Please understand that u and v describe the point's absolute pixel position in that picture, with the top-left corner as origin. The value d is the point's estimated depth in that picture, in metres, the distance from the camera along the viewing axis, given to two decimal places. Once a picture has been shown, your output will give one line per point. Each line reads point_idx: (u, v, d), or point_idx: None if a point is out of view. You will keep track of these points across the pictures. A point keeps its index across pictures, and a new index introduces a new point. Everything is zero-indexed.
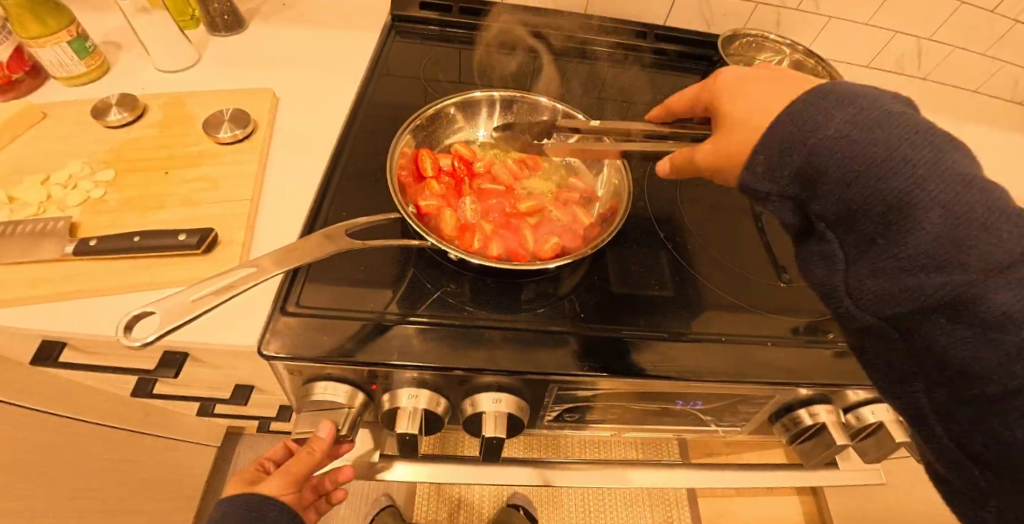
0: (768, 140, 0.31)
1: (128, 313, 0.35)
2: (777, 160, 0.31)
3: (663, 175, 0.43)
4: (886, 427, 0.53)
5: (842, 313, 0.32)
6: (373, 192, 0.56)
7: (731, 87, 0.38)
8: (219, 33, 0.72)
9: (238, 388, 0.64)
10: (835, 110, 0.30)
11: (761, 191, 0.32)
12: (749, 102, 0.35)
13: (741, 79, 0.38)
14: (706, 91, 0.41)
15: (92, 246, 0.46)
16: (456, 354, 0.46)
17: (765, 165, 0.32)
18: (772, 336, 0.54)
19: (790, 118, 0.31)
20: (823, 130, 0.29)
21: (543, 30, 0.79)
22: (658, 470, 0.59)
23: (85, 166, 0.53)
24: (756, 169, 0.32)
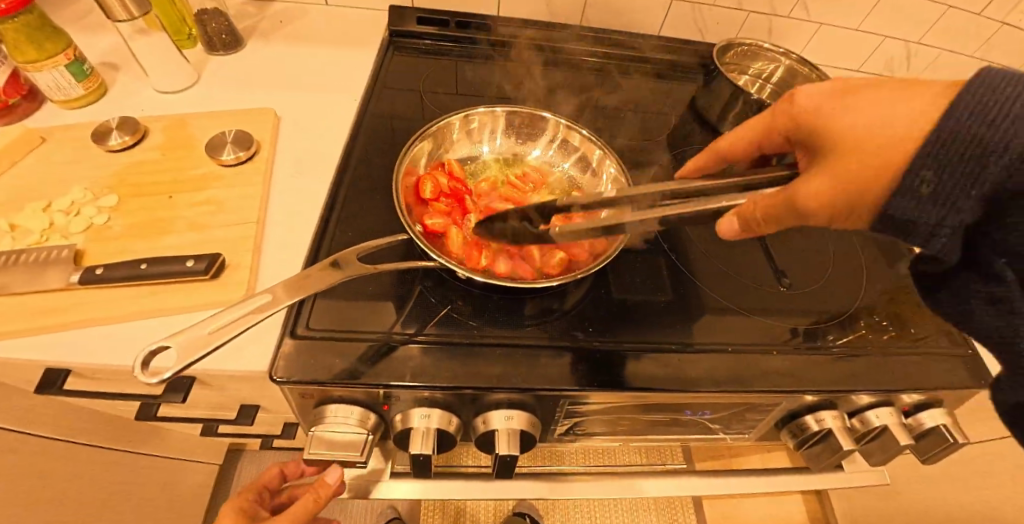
0: (937, 163, 0.30)
1: (145, 349, 0.36)
2: (950, 173, 0.30)
3: (726, 234, 0.40)
4: (890, 430, 0.53)
5: (1000, 343, 0.34)
6: (379, 211, 0.57)
7: (810, 113, 0.39)
8: (217, 52, 0.71)
9: (244, 408, 0.63)
10: (1015, 106, 0.29)
11: (921, 216, 0.32)
12: (863, 118, 0.35)
13: (820, 100, 0.39)
14: (783, 117, 0.42)
15: (100, 275, 0.46)
16: (466, 374, 0.46)
17: (935, 177, 0.31)
18: (778, 344, 0.54)
19: (968, 117, 0.30)
20: (1022, 136, 0.28)
21: (540, 43, 0.80)
22: (671, 480, 0.59)
23: (87, 192, 0.53)
24: (919, 185, 0.31)
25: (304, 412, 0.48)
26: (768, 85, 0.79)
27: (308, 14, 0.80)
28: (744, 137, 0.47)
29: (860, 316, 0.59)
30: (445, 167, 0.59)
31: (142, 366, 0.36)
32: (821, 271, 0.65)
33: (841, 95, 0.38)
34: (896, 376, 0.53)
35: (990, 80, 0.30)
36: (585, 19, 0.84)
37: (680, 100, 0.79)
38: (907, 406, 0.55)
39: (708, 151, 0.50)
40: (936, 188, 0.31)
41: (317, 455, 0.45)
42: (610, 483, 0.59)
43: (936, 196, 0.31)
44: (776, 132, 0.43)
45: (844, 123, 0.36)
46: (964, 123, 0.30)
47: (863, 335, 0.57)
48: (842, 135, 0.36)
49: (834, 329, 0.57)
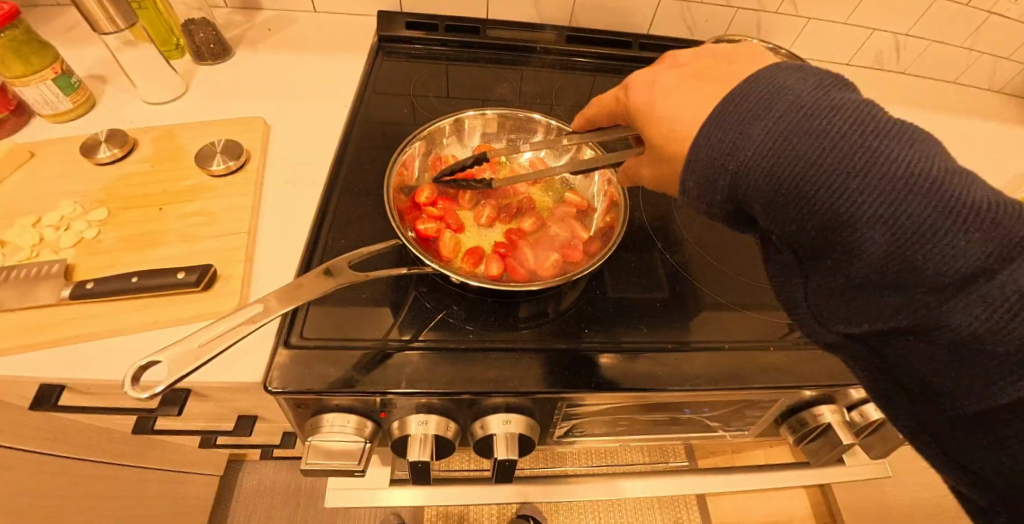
0: (692, 169, 0.34)
1: (134, 365, 0.35)
2: (707, 174, 0.33)
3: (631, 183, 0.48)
4: (889, 423, 0.53)
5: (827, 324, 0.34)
6: (372, 217, 0.56)
7: (650, 93, 0.39)
8: (206, 62, 0.71)
9: (242, 419, 0.63)
10: (766, 111, 0.31)
11: (695, 206, 0.35)
12: (668, 117, 0.37)
13: (694, 68, 0.39)
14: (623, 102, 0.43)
15: (90, 289, 0.45)
16: (462, 379, 0.46)
17: (697, 181, 0.34)
18: (776, 341, 0.54)
19: (722, 120, 0.33)
20: (748, 138, 0.31)
21: (528, 44, 0.80)
22: (644, 480, 0.59)
23: (77, 207, 0.52)
24: (690, 183, 0.35)
25: (301, 423, 0.48)
26: None
27: (297, 22, 0.80)
28: (616, 92, 0.45)
29: None
30: (443, 165, 0.59)
31: (132, 382, 0.35)
32: None
33: (711, 70, 0.38)
34: None
35: (788, 79, 0.32)
36: (574, 20, 0.84)
37: None
38: None
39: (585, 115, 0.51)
40: (716, 190, 0.34)
41: (315, 465, 0.45)
42: (596, 485, 0.58)
43: (699, 189, 0.34)
44: (620, 100, 0.44)
45: (661, 111, 0.38)
46: (712, 126, 0.33)
47: None
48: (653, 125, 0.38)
49: None
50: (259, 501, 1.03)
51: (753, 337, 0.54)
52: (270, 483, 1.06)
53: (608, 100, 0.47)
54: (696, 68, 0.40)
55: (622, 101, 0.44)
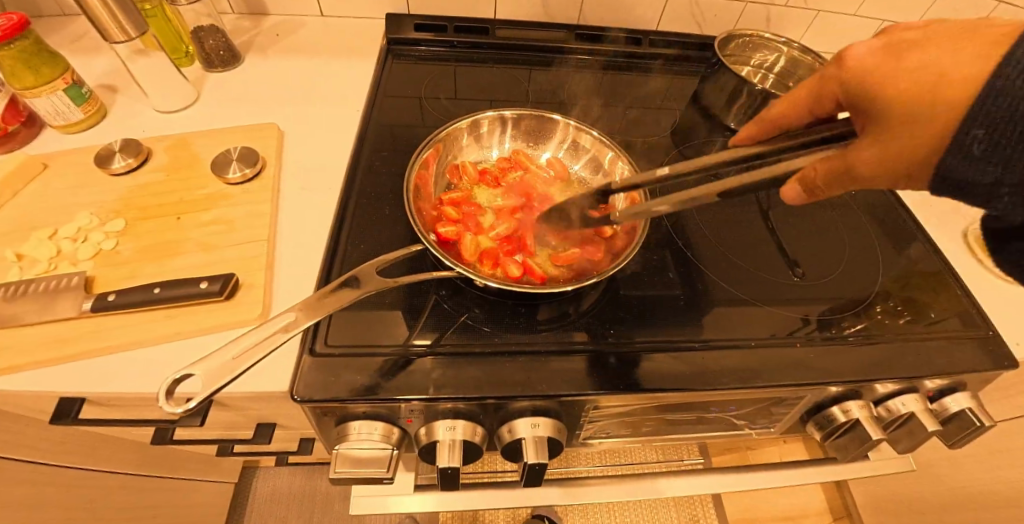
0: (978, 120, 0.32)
1: (167, 379, 0.36)
2: (1003, 127, 0.32)
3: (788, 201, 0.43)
4: (917, 417, 0.53)
5: None
6: (389, 221, 0.56)
7: (860, 70, 0.40)
8: (216, 68, 0.70)
9: (262, 427, 0.62)
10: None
11: (979, 173, 0.33)
12: (916, 72, 0.36)
13: (873, 57, 0.39)
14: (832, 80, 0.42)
15: (112, 301, 0.45)
16: (488, 383, 0.46)
17: (986, 134, 0.32)
18: (800, 337, 0.54)
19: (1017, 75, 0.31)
20: None
21: (537, 43, 0.79)
22: (682, 479, 0.59)
23: (94, 218, 0.52)
24: (973, 143, 0.33)
25: (326, 431, 0.48)
26: (770, 75, 0.78)
27: (304, 26, 0.79)
28: (801, 101, 0.46)
29: (876, 301, 0.59)
30: (461, 172, 0.58)
31: (166, 396, 0.35)
32: (835, 260, 0.64)
33: (895, 53, 0.38)
34: (920, 362, 0.52)
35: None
36: (582, 18, 0.84)
37: (681, 93, 0.79)
38: (931, 391, 0.55)
39: (760, 120, 0.50)
40: (987, 148, 0.32)
41: (342, 473, 0.45)
42: (632, 484, 0.58)
43: (989, 156, 0.33)
44: (828, 97, 0.44)
45: (911, 74, 0.36)
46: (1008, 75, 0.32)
47: (881, 321, 0.57)
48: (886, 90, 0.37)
49: (849, 316, 0.57)
50: (275, 507, 1.03)
51: (777, 334, 0.54)
52: (285, 489, 1.06)
53: (795, 112, 0.47)
54: (845, 65, 0.41)
55: (832, 102, 0.44)
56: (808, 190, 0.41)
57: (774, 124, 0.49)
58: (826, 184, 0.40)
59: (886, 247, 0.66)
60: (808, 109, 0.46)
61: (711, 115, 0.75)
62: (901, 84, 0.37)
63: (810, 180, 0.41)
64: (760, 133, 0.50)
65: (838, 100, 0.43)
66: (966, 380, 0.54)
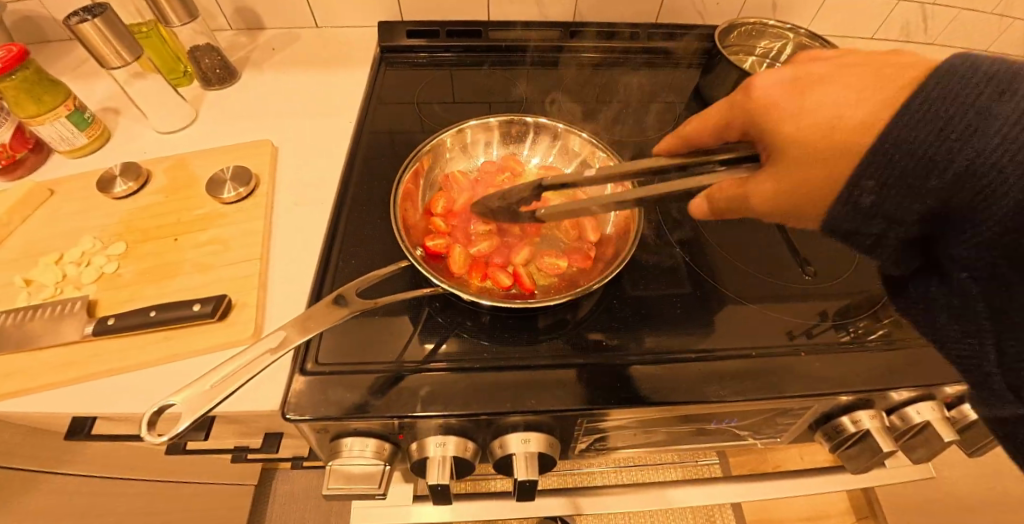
0: (872, 166, 0.30)
1: (151, 409, 0.36)
2: (894, 179, 0.30)
3: (697, 215, 0.42)
4: (932, 426, 0.50)
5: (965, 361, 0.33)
6: (381, 235, 0.56)
7: (766, 105, 0.37)
8: (213, 86, 0.71)
9: (268, 437, 0.63)
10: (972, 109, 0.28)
11: (863, 224, 0.32)
12: (810, 115, 0.34)
13: (780, 92, 0.37)
14: (739, 110, 0.39)
15: (111, 325, 0.46)
16: (479, 399, 0.45)
17: (874, 187, 0.31)
18: (811, 342, 0.52)
19: (907, 123, 0.29)
20: (964, 145, 0.28)
21: (532, 43, 0.78)
22: (699, 488, 0.58)
23: (96, 242, 0.54)
24: (862, 194, 0.31)
25: (321, 446, 0.48)
26: (777, 64, 0.74)
27: (300, 39, 0.80)
28: (709, 121, 0.42)
29: (890, 300, 0.56)
30: (452, 182, 0.57)
31: (149, 426, 0.35)
32: (847, 258, 0.61)
33: (800, 90, 0.36)
34: (936, 369, 0.50)
35: (957, 73, 0.29)
36: (579, 15, 0.82)
37: (682, 88, 0.76)
38: (948, 398, 0.52)
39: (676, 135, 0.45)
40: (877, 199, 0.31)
41: (335, 490, 0.45)
42: (656, 493, 0.57)
43: (879, 207, 0.31)
44: (735, 125, 0.40)
45: (803, 119, 0.34)
46: (904, 122, 0.29)
47: (894, 322, 0.54)
48: (783, 127, 0.35)
49: (860, 317, 0.54)
50: (294, 508, 1.06)
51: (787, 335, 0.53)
52: (304, 490, 1.08)
53: (704, 133, 0.43)
54: (752, 97, 0.38)
55: (739, 133, 0.41)
56: (713, 207, 0.40)
57: (690, 143, 0.44)
58: (731, 204, 0.39)
59: None
60: (717, 135, 0.42)
61: (713, 110, 0.72)
62: (793, 125, 0.35)
63: (727, 197, 0.39)
64: (675, 149, 0.45)
65: (744, 131, 0.40)
66: None
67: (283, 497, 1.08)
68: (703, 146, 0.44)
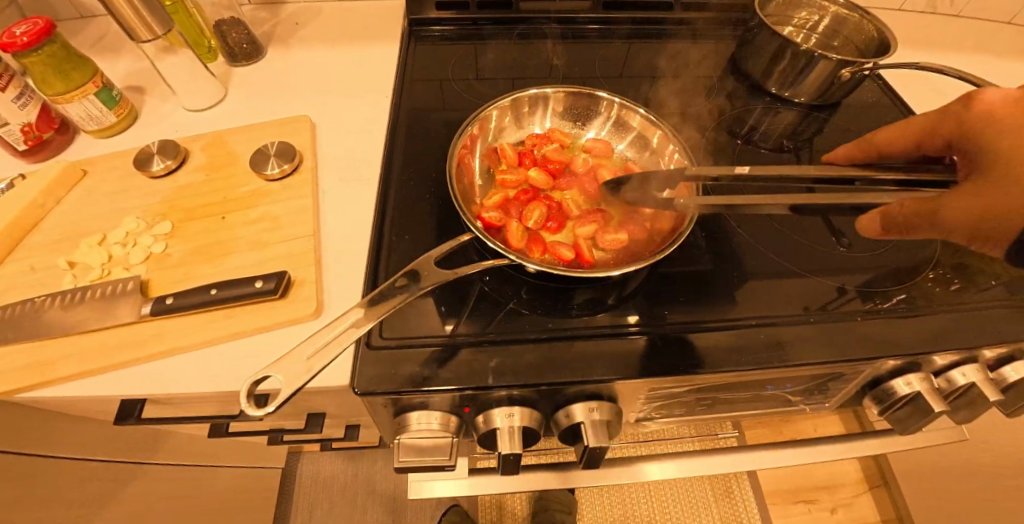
0: None
1: (248, 379, 0.35)
2: None
3: (867, 232, 0.44)
4: (977, 388, 0.52)
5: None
6: (432, 208, 0.55)
7: (986, 120, 0.40)
8: (240, 63, 0.69)
9: (312, 417, 0.62)
10: None
11: None
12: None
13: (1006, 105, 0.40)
14: (953, 119, 0.42)
15: (169, 304, 0.45)
16: (547, 369, 0.45)
17: None
18: (831, 313, 0.52)
19: None
20: None
21: (564, 15, 0.76)
22: (748, 454, 0.60)
23: (140, 222, 0.52)
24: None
25: (385, 422, 0.49)
26: (813, 35, 0.72)
27: (323, 13, 0.77)
28: (908, 132, 0.47)
29: (924, 268, 0.57)
30: (499, 153, 0.57)
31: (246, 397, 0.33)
32: None
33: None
34: (982, 331, 0.51)
35: None
36: None
37: (718, 58, 0.75)
38: (990, 361, 0.53)
39: (859, 143, 0.50)
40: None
41: (406, 463, 0.46)
42: (715, 458, 0.60)
43: None
44: (938, 134, 0.44)
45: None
46: None
47: (921, 285, 0.55)
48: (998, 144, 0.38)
49: (891, 282, 0.56)
50: (319, 491, 1.07)
51: (804, 307, 0.53)
52: (330, 473, 1.09)
53: (897, 144, 0.48)
54: (971, 106, 0.41)
55: (942, 141, 0.44)
56: (886, 224, 0.42)
57: (880, 151, 0.49)
58: (908, 224, 0.40)
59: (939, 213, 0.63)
60: (912, 144, 0.47)
61: (750, 81, 0.72)
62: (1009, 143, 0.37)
63: (892, 217, 0.41)
64: (853, 155, 0.51)
65: (948, 139, 0.43)
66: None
67: (308, 481, 1.08)
68: (889, 155, 0.49)
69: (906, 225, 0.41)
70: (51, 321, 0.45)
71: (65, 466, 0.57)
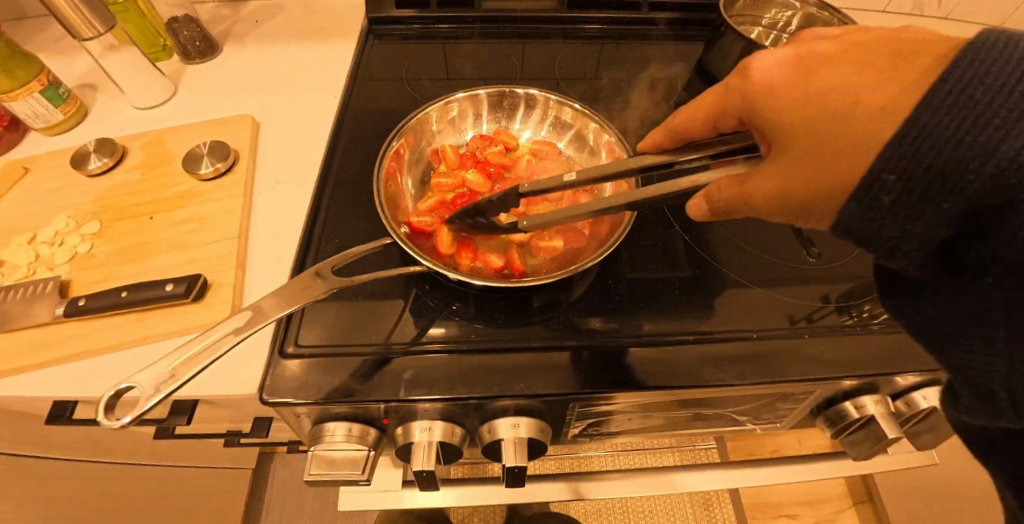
0: None
1: (109, 390, 0.33)
2: None
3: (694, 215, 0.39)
4: (938, 412, 0.48)
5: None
6: (365, 211, 0.53)
7: (766, 90, 0.34)
8: (194, 61, 0.69)
9: (257, 421, 0.60)
10: None
11: None
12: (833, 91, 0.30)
13: (783, 71, 0.33)
14: (734, 94, 0.36)
15: (81, 306, 0.44)
16: (469, 382, 0.43)
17: None
18: (817, 326, 0.49)
19: None
20: None
21: (527, 14, 0.75)
22: (697, 474, 0.57)
23: (70, 221, 0.52)
24: (881, 192, 0.26)
25: (306, 431, 0.47)
26: (785, 34, 0.69)
27: (284, 11, 0.76)
28: (699, 113, 0.40)
29: None
30: (440, 156, 0.56)
31: (105, 409, 0.32)
32: (855, 237, 0.58)
33: (804, 73, 0.32)
34: None
35: None
36: None
37: (685, 59, 0.73)
38: None
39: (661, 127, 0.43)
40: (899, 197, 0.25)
41: (317, 476, 0.44)
42: (664, 476, 0.57)
43: None
44: (729, 113, 0.38)
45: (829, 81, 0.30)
46: None
47: None
48: (779, 117, 0.32)
49: (867, 296, 0.52)
50: (289, 493, 1.06)
51: (789, 320, 0.50)
52: (301, 474, 1.08)
53: (692, 125, 0.40)
54: (748, 79, 0.35)
55: (735, 120, 0.38)
56: (712, 206, 0.37)
57: (680, 134, 0.42)
58: (729, 206, 0.36)
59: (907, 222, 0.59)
60: (706, 125, 0.40)
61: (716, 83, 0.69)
62: (790, 115, 0.31)
63: (715, 197, 0.36)
64: (662, 142, 0.43)
65: (741, 118, 0.37)
66: None
67: (279, 482, 1.08)
68: (690, 137, 0.41)
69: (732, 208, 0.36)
70: None
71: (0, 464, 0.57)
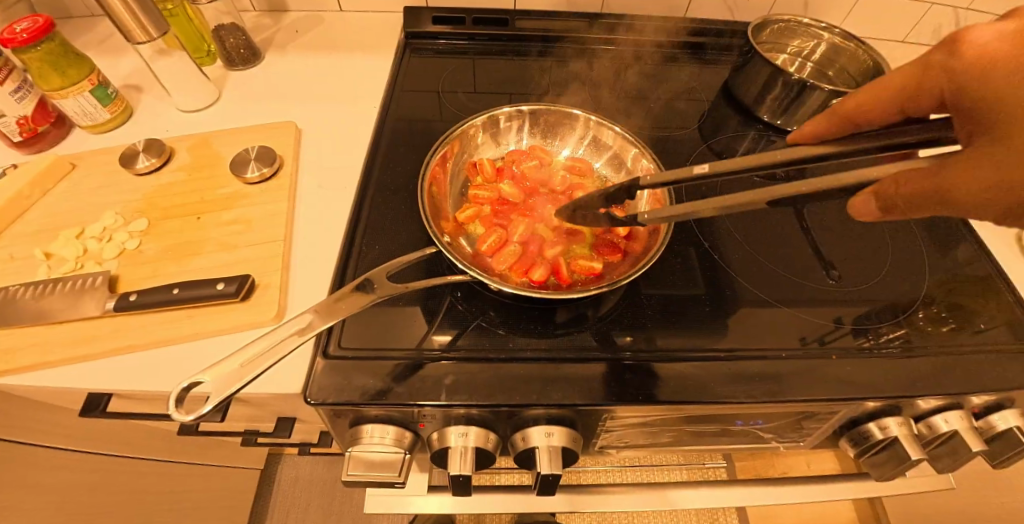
0: None
1: (180, 385, 0.36)
2: None
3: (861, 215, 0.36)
4: (959, 435, 0.49)
5: None
6: (405, 220, 0.55)
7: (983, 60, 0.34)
8: (236, 67, 0.71)
9: (281, 421, 0.58)
10: None
11: None
12: None
13: (1002, 43, 0.34)
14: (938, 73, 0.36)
15: (132, 301, 0.46)
16: (504, 390, 0.44)
17: None
18: (831, 347, 0.51)
19: None
20: None
21: (559, 33, 0.77)
22: (718, 490, 0.58)
23: (118, 218, 0.53)
24: None
25: (340, 433, 0.48)
26: (808, 63, 0.72)
27: (324, 22, 0.79)
28: (886, 95, 0.39)
29: (916, 306, 0.55)
30: (477, 168, 0.58)
31: (176, 403, 0.35)
32: (874, 260, 0.60)
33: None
34: (970, 377, 0.48)
35: None
36: (605, 6, 0.81)
37: (711, 81, 0.75)
38: (976, 408, 0.51)
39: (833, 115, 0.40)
40: None
41: (355, 477, 0.45)
42: (682, 492, 0.58)
43: None
44: (927, 94, 0.37)
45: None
46: None
47: (917, 325, 0.53)
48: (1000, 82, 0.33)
49: (885, 319, 0.53)
50: (297, 496, 1.06)
51: (803, 340, 0.51)
52: (309, 478, 1.08)
53: (876, 105, 0.39)
54: (959, 54, 0.35)
55: (935, 100, 0.37)
56: (886, 204, 0.35)
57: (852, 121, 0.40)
58: (912, 201, 0.33)
59: (926, 247, 0.61)
60: (893, 107, 0.38)
61: (742, 107, 0.71)
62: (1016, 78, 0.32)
63: (888, 194, 0.34)
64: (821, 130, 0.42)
65: (941, 97, 0.36)
66: (1017, 398, 0.50)
67: (286, 484, 1.07)
68: (866, 122, 0.40)
69: (918, 197, 0.33)
70: (15, 311, 0.46)
71: (31, 453, 0.57)
